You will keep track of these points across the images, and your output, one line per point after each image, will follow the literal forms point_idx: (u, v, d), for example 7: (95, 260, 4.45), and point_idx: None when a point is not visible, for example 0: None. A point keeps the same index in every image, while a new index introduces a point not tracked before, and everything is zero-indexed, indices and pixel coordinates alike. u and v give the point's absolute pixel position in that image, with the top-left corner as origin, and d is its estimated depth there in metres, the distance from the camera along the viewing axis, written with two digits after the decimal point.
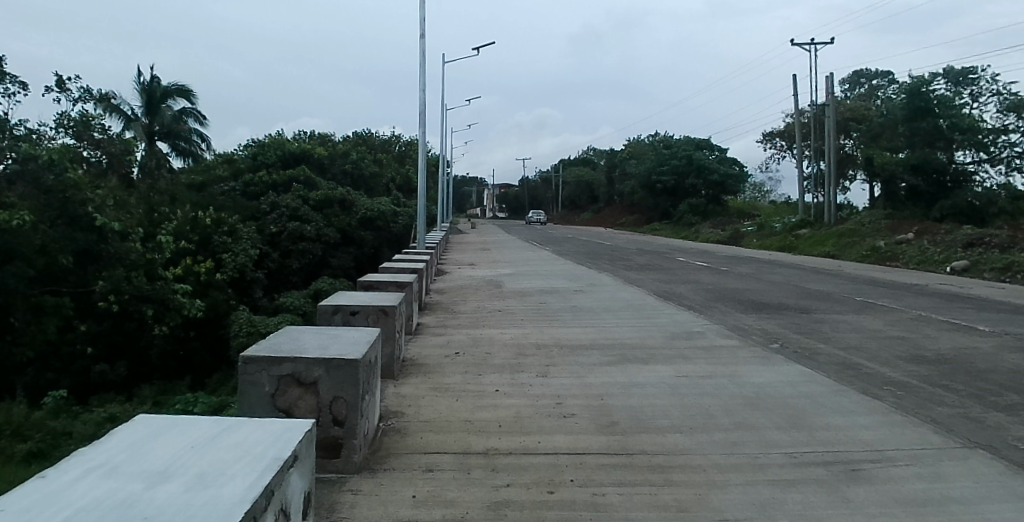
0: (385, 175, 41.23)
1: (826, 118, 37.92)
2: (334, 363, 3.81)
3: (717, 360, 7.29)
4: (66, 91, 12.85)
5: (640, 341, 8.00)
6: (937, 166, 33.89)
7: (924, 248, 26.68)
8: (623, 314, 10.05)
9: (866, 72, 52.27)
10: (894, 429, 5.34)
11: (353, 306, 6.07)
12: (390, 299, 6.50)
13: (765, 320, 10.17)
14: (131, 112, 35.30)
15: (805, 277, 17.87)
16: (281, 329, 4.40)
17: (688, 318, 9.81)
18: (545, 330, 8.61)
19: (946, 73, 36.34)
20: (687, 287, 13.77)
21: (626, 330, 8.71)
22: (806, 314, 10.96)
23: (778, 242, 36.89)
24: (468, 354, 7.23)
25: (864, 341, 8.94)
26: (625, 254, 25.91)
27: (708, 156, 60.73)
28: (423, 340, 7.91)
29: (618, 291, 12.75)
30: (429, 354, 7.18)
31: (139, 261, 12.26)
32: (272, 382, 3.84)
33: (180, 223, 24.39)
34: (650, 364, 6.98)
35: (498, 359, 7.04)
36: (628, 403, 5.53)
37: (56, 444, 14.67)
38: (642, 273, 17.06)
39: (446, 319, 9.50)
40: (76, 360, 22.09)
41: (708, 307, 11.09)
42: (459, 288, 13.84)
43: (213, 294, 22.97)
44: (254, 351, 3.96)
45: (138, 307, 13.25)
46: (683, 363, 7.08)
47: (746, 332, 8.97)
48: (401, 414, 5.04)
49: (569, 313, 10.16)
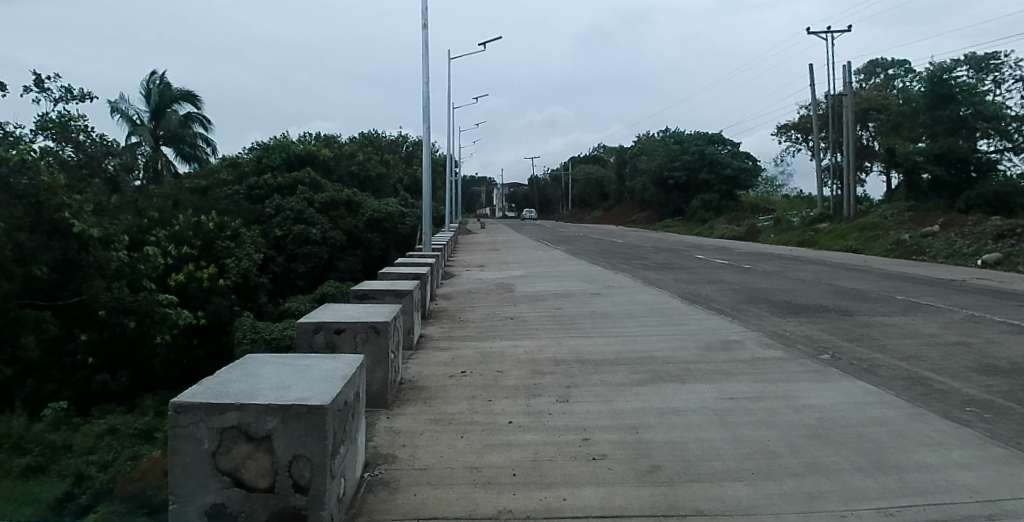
0: (391, 176, 40.42)
1: (844, 108, 36.50)
2: (292, 412, 2.90)
3: (764, 377, 6.29)
4: (45, 91, 11.99)
5: (671, 354, 7.00)
6: (962, 156, 32.34)
7: (952, 240, 25.35)
8: (648, 321, 9.05)
9: (881, 62, 49.96)
10: (1000, 467, 4.26)
11: (338, 323, 5.12)
12: (384, 313, 5.54)
13: (806, 324, 9.11)
14: (135, 117, 34.80)
15: (833, 274, 16.68)
16: (236, 363, 3.54)
17: (722, 324, 8.77)
18: (563, 341, 7.64)
19: (968, 60, 34.81)
20: (712, 288, 12.68)
21: (654, 341, 7.70)
22: (849, 317, 9.85)
23: (797, 237, 35.64)
24: (478, 373, 6.28)
25: (923, 348, 7.83)
26: (640, 253, 24.82)
27: (721, 151, 59.34)
28: (427, 356, 6.97)
29: (639, 294, 11.75)
30: (432, 374, 6.23)
31: (124, 270, 11.37)
32: (213, 437, 2.94)
33: (181, 228, 23.54)
34: (689, 383, 6.00)
35: (512, 378, 6.10)
36: (668, 439, 4.56)
37: (54, 457, 13.89)
38: (661, 273, 15.97)
39: (452, 330, 8.55)
40: (77, 369, 21.20)
41: (740, 310, 10.06)
42: (468, 292, 12.91)
43: (216, 300, 22.19)
44: (192, 396, 3.06)
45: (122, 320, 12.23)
46: (725, 381, 6.09)
47: (791, 340, 7.94)
48: (393, 460, 4.10)
49: (588, 320, 9.15)
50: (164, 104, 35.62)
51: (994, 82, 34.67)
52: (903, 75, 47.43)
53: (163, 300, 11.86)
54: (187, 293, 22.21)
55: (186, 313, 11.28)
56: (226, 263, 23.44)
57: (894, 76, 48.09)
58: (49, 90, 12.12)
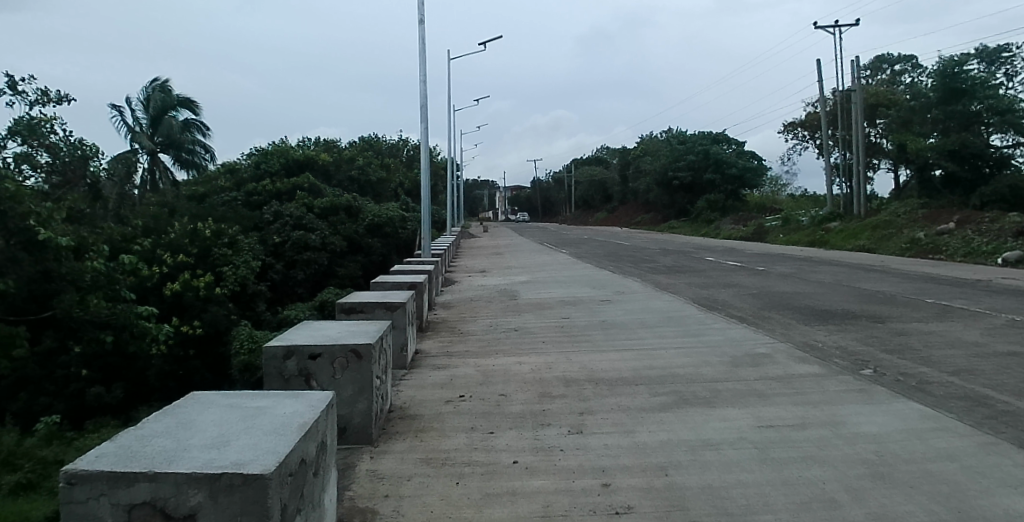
0: (392, 180, 39.79)
1: (853, 104, 35.66)
2: (223, 483, 2.16)
3: (804, 399, 5.53)
4: (19, 93, 11.37)
5: (695, 372, 6.24)
6: (976, 151, 31.33)
7: (969, 238, 24.49)
8: (665, 331, 8.29)
9: (889, 57, 48.92)
10: None
11: (314, 347, 4.37)
12: (370, 331, 4.80)
13: (837, 333, 8.31)
14: (133, 123, 34.25)
15: (853, 276, 15.84)
16: (166, 410, 2.82)
17: (746, 335, 7.99)
18: (573, 357, 6.89)
19: (980, 52, 33.89)
20: (729, 293, 11.89)
21: (674, 355, 6.94)
22: (881, 324, 9.05)
23: (806, 237, 34.78)
24: (479, 397, 5.52)
25: (972, 359, 7.05)
26: (647, 255, 24.04)
27: (726, 150, 58.54)
28: (421, 377, 6.20)
29: (651, 300, 11.00)
30: (426, 399, 5.48)
31: (99, 281, 10.64)
32: (118, 516, 2.19)
33: (178, 236, 22.91)
34: (719, 407, 5.25)
35: (516, 402, 5.34)
36: (704, 484, 3.79)
37: (46, 474, 12.94)
38: (673, 277, 15.18)
39: (450, 344, 7.83)
40: (70, 382, 20.24)
41: (763, 318, 9.31)
42: (470, 300, 12.18)
43: (212, 310, 21.34)
44: (95, 460, 2.31)
45: (96, 335, 11.36)
46: (760, 404, 5.34)
47: (825, 352, 7.16)
48: (373, 517, 3.34)
49: (599, 331, 8.41)
50: (162, 110, 35.00)
51: (1007, 75, 33.76)
52: (911, 71, 46.54)
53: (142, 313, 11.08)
54: (182, 303, 21.47)
55: (167, 327, 10.37)
56: (223, 271, 22.69)
57: (901, 72, 47.23)
58: (24, 93, 11.53)
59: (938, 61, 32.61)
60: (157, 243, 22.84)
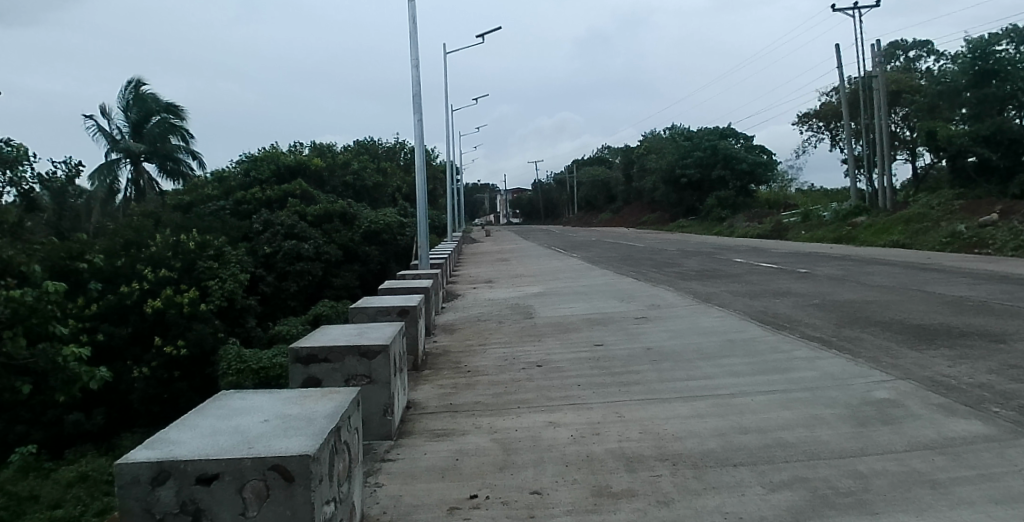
0: (390, 185, 37.80)
1: (875, 91, 33.51)
2: None
3: (1002, 491, 3.53)
4: None
5: (812, 440, 4.32)
6: (1013, 135, 29.06)
7: (1018, 229, 22.39)
8: (734, 364, 6.35)
9: (904, 43, 46.86)
10: None
11: (205, 464, 2.36)
12: (318, 418, 2.81)
13: (962, 363, 6.31)
14: (115, 132, 32.56)
15: (914, 277, 13.83)
16: None
17: (847, 368, 6.03)
18: (627, 414, 4.91)
19: (1009, 32, 31.80)
20: (787, 304, 9.97)
21: (766, 407, 5.01)
22: (1005, 345, 7.05)
23: (831, 233, 32.78)
24: (501, 499, 3.50)
25: None
26: (669, 258, 22.02)
27: (735, 145, 56.38)
28: (413, 457, 4.20)
29: (700, 317, 9.03)
30: (420, 504, 3.48)
31: (13, 318, 8.35)
32: None
33: (160, 249, 20.87)
34: (886, 516, 3.23)
35: (561, 511, 3.31)
36: None
37: (19, 512, 10.93)
38: (708, 284, 13.27)
39: (457, 390, 5.88)
40: (48, 408, 18.31)
41: (850, 339, 7.36)
42: (477, 320, 10.29)
43: (198, 329, 19.28)
44: None
45: (9, 384, 8.99)
46: (945, 506, 3.34)
47: (970, 397, 5.20)
48: None
49: (649, 365, 6.47)
50: (144, 117, 32.95)
51: None
52: (927, 58, 44.46)
53: (69, 355, 8.82)
54: (166, 321, 19.36)
55: (101, 371, 8.37)
56: (208, 286, 20.59)
57: (916, 58, 45.19)
58: None
59: (965, 43, 30.69)
60: (137, 258, 20.84)
